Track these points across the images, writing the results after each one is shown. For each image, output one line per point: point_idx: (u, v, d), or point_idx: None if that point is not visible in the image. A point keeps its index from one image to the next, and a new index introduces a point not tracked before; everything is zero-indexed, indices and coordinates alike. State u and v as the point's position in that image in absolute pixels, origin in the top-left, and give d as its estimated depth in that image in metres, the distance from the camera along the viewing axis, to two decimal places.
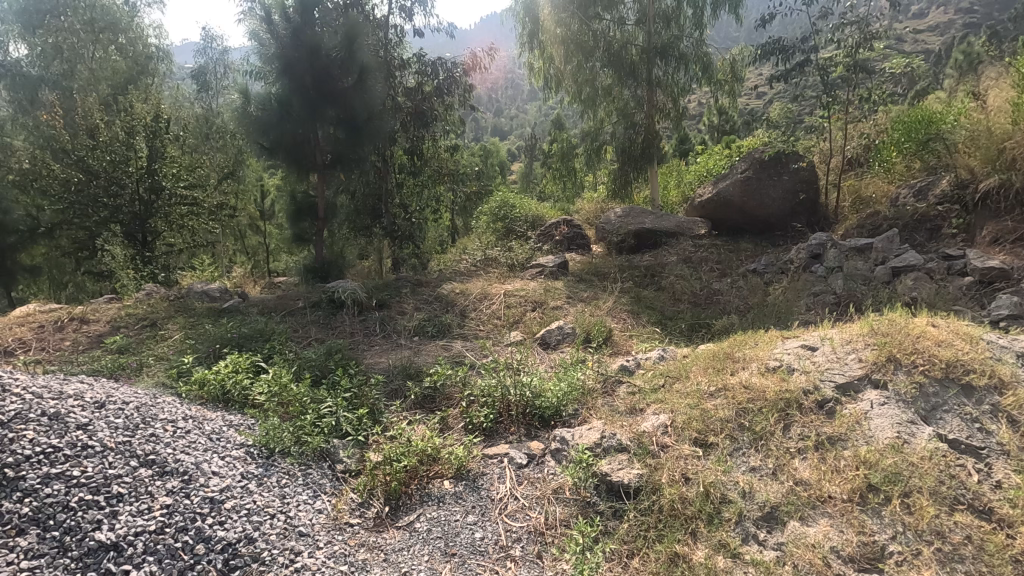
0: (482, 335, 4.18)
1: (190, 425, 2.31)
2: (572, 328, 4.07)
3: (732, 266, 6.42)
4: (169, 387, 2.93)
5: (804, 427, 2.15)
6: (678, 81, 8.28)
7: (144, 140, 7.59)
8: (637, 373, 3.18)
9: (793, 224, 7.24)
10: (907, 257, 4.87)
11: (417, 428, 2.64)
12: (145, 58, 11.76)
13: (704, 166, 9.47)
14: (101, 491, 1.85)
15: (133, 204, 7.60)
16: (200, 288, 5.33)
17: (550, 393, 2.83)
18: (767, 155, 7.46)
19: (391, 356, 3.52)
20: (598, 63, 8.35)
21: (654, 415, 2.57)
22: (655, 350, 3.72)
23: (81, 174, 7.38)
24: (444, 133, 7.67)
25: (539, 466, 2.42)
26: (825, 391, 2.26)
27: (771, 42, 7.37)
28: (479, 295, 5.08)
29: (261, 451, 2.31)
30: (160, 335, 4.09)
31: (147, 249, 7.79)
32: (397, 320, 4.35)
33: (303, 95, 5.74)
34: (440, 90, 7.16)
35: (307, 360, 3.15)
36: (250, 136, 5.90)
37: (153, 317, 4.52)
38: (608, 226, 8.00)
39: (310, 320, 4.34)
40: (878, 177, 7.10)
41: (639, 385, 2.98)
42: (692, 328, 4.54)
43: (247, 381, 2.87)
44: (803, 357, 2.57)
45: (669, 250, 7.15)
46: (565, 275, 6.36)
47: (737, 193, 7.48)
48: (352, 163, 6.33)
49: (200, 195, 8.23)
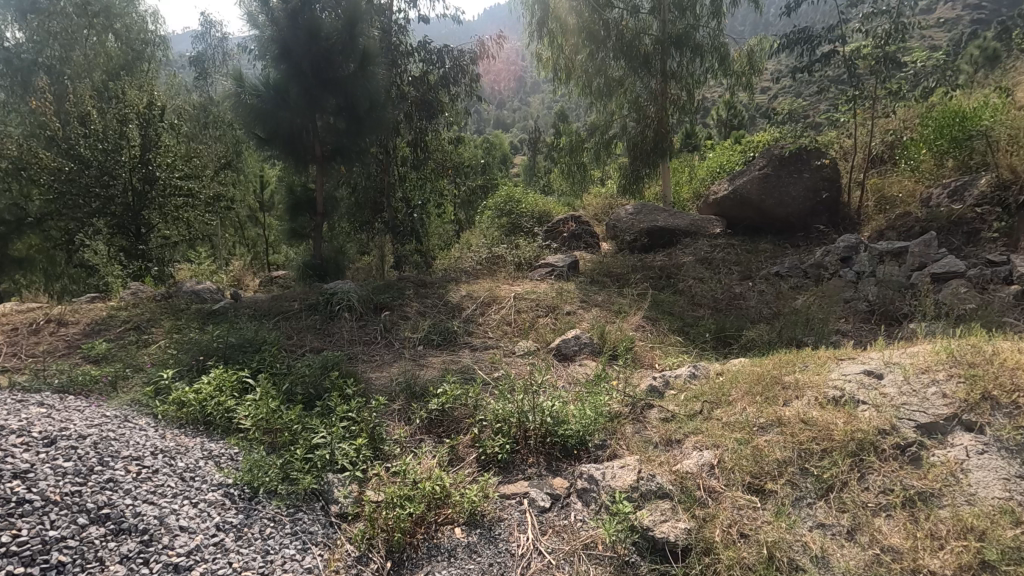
0: (491, 344, 3.87)
1: (159, 463, 1.98)
2: (590, 337, 3.75)
3: (754, 269, 6.08)
4: (143, 407, 2.61)
5: (884, 477, 1.82)
6: (692, 73, 7.91)
7: (138, 128, 7.24)
8: (669, 396, 2.85)
9: (816, 225, 6.88)
10: (948, 263, 4.59)
11: (425, 462, 2.31)
12: (141, 44, 11.34)
13: (717, 162, 9.11)
14: (36, 561, 1.55)
15: (126, 195, 7.25)
16: (190, 286, 4.97)
17: (574, 420, 2.51)
18: (787, 151, 7.09)
19: (394, 371, 3.19)
20: (610, 54, 7.95)
21: (695, 451, 2.26)
22: (684, 366, 3.39)
23: (74, 163, 7.03)
24: (449, 124, 7.29)
25: (565, 510, 2.10)
26: (906, 433, 1.93)
27: (796, 31, 6.98)
28: (487, 298, 4.75)
29: (243, 492, 2.00)
30: (143, 340, 3.77)
31: (141, 243, 7.43)
32: (400, 326, 4.03)
33: (300, 82, 5.38)
34: (446, 80, 6.80)
35: (301, 376, 2.82)
36: (244, 126, 5.56)
37: (138, 319, 4.20)
38: (619, 224, 7.64)
39: (305, 325, 4.01)
40: (906, 177, 6.76)
41: (673, 410, 2.65)
42: (718, 338, 4.21)
43: (231, 402, 2.56)
44: (869, 387, 2.23)
45: (684, 249, 6.81)
46: (576, 276, 6.02)
47: (756, 191, 7.09)
48: (352, 155, 6.00)
49: (196, 186, 7.87)
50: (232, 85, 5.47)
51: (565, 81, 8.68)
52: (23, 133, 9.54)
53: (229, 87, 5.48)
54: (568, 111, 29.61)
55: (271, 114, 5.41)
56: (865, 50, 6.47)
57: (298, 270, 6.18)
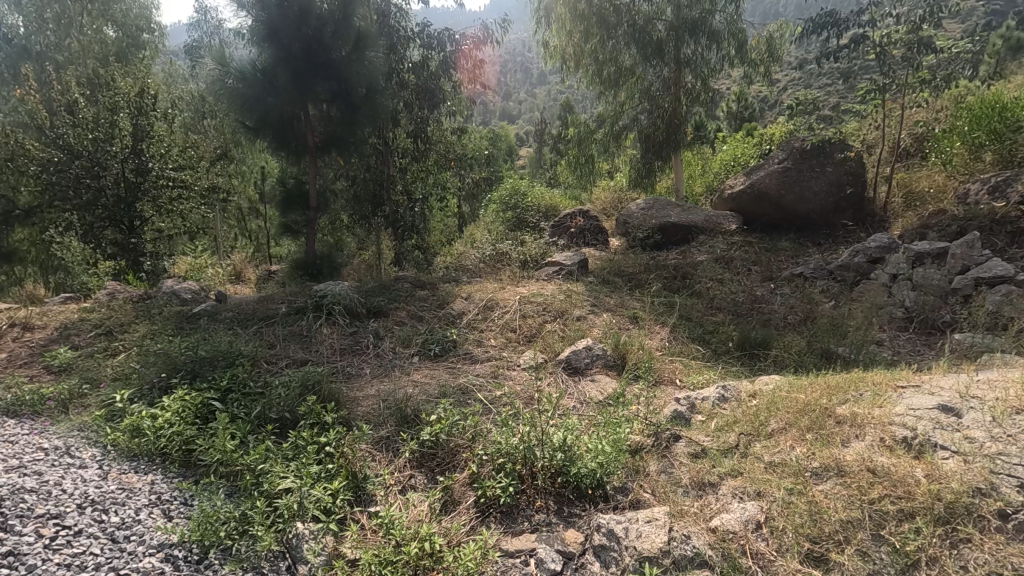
0: (494, 355, 3.52)
1: (83, 527, 1.69)
2: (603, 349, 3.41)
3: (775, 270, 5.70)
4: (92, 437, 2.29)
5: (987, 554, 1.44)
6: (708, 61, 7.48)
7: (129, 117, 6.83)
8: (696, 425, 2.50)
9: (842, 222, 6.45)
10: (995, 267, 4.19)
11: (413, 511, 1.96)
12: (136, 30, 10.99)
13: (731, 155, 8.69)
14: None
15: (117, 186, 6.83)
16: (171, 286, 4.61)
17: (587, 457, 2.14)
18: (809, 144, 6.65)
19: (383, 390, 2.84)
20: (621, 40, 7.49)
21: (735, 500, 1.90)
22: (710, 384, 3.03)
23: (62, 153, 6.55)
24: (450, 113, 6.89)
25: (579, 575, 1.73)
26: (1010, 496, 1.56)
27: (822, 14, 6.40)
28: (490, 302, 4.38)
29: (190, 553, 1.67)
30: (112, 349, 3.42)
31: (133, 237, 7.05)
32: (394, 334, 3.67)
33: (290, 66, 5.00)
34: (447, 65, 6.38)
35: (276, 397, 2.48)
36: (231, 113, 5.19)
37: (110, 323, 3.84)
38: (630, 220, 7.24)
39: (289, 333, 3.65)
40: (936, 172, 6.32)
41: (704, 443, 2.30)
42: (743, 349, 3.83)
43: (191, 432, 2.22)
44: (948, 429, 1.88)
45: (700, 248, 6.42)
46: (585, 275, 5.64)
47: (775, 185, 6.65)
48: (347, 146, 5.64)
49: (190, 177, 7.44)
50: (216, 69, 5.07)
51: (574, 69, 8.24)
52: (11, 122, 9.20)
53: (214, 71, 5.08)
54: (576, 103, 29.23)
55: (259, 101, 5.03)
56: (897, 35, 5.99)
57: (290, 267, 5.82)
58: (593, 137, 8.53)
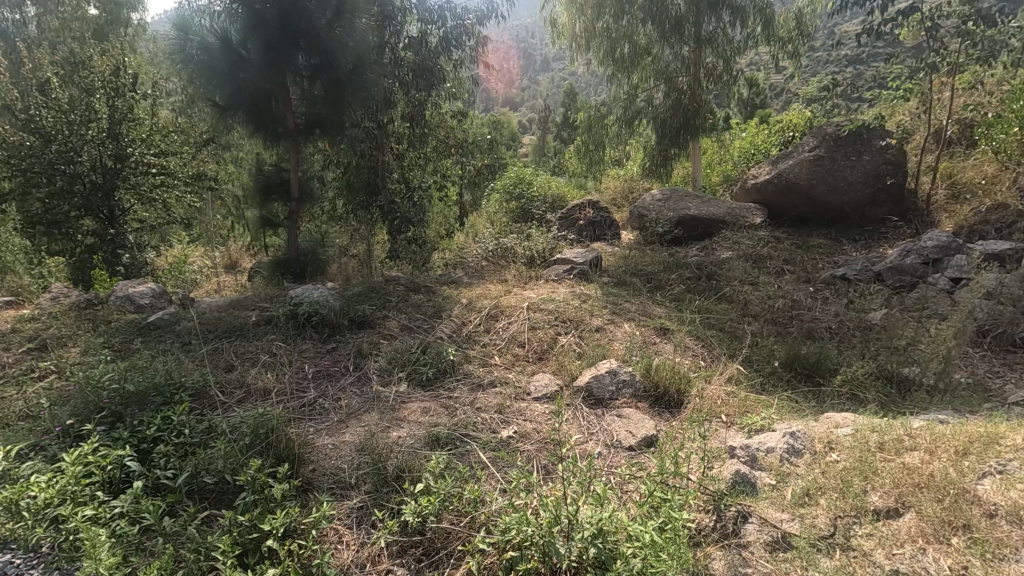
0: (498, 377, 2.92)
1: None
2: (629, 374, 2.82)
3: (812, 271, 5.07)
4: None
5: None
6: (732, 39, 6.76)
7: (104, 98, 6.07)
8: (766, 491, 1.88)
9: (882, 216, 5.81)
10: None
11: None
12: (117, 6, 10.31)
13: (752, 141, 8.04)
14: None
15: (95, 172, 5.97)
16: (128, 289, 4.01)
17: (629, 554, 1.52)
18: (844, 130, 5.98)
19: (360, 436, 2.25)
20: (637, 17, 6.76)
21: None
22: (768, 425, 2.44)
23: (34, 137, 5.65)
24: (449, 94, 6.23)
25: None
26: None
27: None
28: (493, 309, 3.78)
29: None
30: (41, 371, 2.83)
31: (113, 227, 6.27)
32: (378, 352, 3.07)
33: (262, 34, 4.35)
34: (447, 41, 5.70)
35: (214, 456, 1.89)
36: (197, 87, 4.56)
37: (45, 336, 3.24)
38: (645, 211, 6.59)
39: (255, 351, 3.06)
40: (987, 162, 5.67)
41: (783, 526, 1.69)
42: (792, 369, 3.22)
43: (84, 512, 1.63)
44: None
45: (726, 244, 5.78)
46: (598, 275, 5.02)
47: (806, 177, 5.95)
48: (333, 128, 5.03)
49: (171, 163, 6.76)
50: (178, 37, 4.40)
51: (583, 49, 7.55)
52: None
53: (174, 41, 4.44)
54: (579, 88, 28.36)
55: (227, 76, 4.40)
56: (950, 8, 5.25)
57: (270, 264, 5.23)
58: (604, 122, 7.85)
